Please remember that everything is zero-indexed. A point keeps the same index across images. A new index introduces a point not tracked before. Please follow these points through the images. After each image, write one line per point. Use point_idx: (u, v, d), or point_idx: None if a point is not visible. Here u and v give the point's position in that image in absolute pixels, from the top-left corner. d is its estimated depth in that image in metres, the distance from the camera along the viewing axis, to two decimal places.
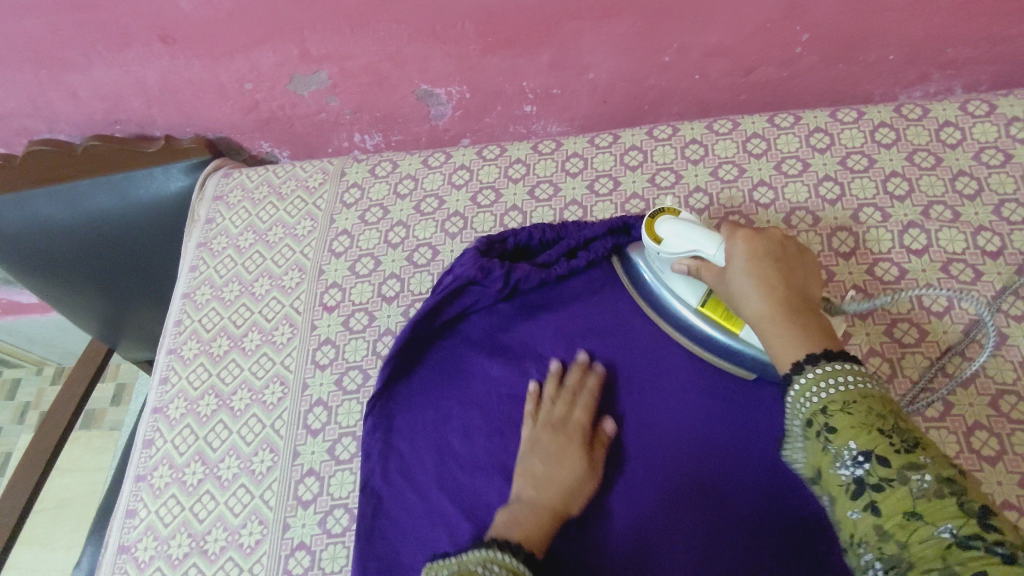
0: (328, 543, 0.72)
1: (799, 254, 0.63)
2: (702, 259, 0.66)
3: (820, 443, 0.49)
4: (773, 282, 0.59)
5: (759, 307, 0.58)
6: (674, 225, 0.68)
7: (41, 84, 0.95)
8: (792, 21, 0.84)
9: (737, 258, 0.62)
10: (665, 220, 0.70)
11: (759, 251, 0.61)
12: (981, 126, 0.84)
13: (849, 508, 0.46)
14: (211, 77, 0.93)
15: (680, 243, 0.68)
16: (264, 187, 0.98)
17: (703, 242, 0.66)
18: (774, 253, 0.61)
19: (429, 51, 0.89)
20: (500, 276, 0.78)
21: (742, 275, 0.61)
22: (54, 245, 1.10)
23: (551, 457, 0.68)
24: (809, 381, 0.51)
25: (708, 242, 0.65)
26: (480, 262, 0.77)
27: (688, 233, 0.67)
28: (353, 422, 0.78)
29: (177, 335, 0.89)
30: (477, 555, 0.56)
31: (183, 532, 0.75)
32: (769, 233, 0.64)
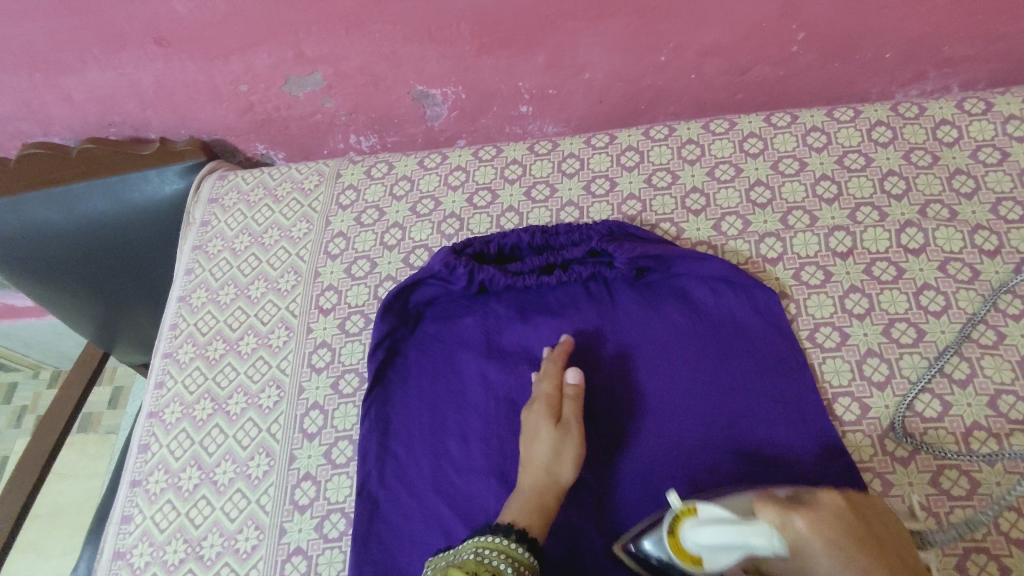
0: (325, 547, 0.71)
1: (854, 503, 0.52)
2: (755, 560, 0.49)
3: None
4: None
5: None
6: (702, 528, 0.51)
7: (34, 87, 0.94)
8: (788, 20, 0.84)
9: (814, 559, 0.47)
10: (697, 522, 0.52)
11: (842, 543, 0.47)
12: (978, 124, 0.84)
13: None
14: (206, 79, 0.93)
15: (715, 553, 0.51)
16: (260, 189, 0.97)
17: (749, 534, 0.49)
18: (863, 538, 0.48)
19: (425, 52, 0.89)
20: (465, 274, 0.79)
21: (827, 562, 0.46)
22: (49, 249, 1.10)
23: (527, 440, 0.69)
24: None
25: (749, 539, 0.49)
26: (445, 258, 0.80)
27: (720, 530, 0.50)
28: (349, 425, 0.78)
29: (173, 339, 0.89)
30: (473, 544, 0.59)
31: (179, 538, 0.75)
32: (818, 500, 0.50)
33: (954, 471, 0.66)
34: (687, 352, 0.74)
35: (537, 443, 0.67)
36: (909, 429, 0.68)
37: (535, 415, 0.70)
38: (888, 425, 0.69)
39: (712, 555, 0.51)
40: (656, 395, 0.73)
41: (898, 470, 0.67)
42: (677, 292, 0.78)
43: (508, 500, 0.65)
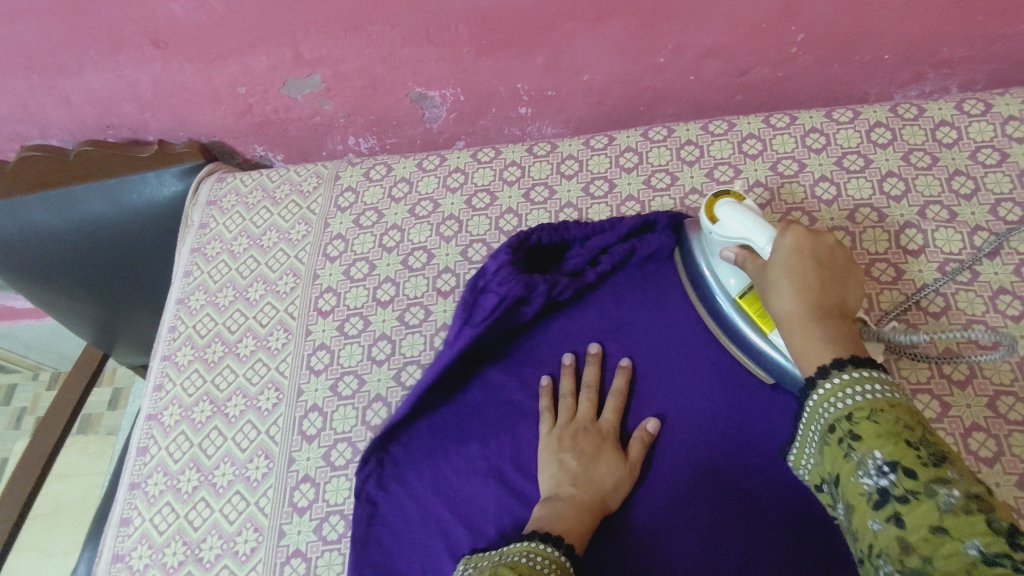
0: (324, 550, 0.71)
1: (849, 269, 0.62)
2: (751, 249, 0.66)
3: (843, 450, 0.49)
4: (810, 314, 0.57)
5: (799, 305, 0.58)
6: (727, 208, 0.68)
7: (32, 90, 0.94)
8: (787, 22, 0.84)
9: (778, 258, 0.62)
10: (727, 203, 0.69)
11: (802, 253, 0.60)
12: (977, 125, 0.84)
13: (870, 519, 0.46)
14: (204, 80, 0.93)
15: (733, 225, 0.67)
16: (258, 191, 0.97)
17: (756, 230, 0.65)
18: (816, 262, 0.60)
19: (423, 53, 0.89)
20: (545, 292, 0.75)
21: (782, 275, 0.60)
22: (48, 251, 1.10)
23: (584, 456, 0.68)
24: (831, 386, 0.52)
25: (756, 231, 0.65)
26: (522, 278, 0.74)
27: (745, 218, 0.66)
28: (348, 427, 0.77)
29: (171, 341, 0.88)
30: (520, 546, 0.57)
31: (178, 540, 0.75)
32: (825, 242, 0.62)
33: None
34: (686, 352, 0.74)
35: (600, 467, 0.67)
36: None
37: (596, 438, 0.69)
38: None
39: (733, 223, 0.67)
40: (657, 396, 0.73)
41: None
42: (678, 293, 0.78)
43: (560, 507, 0.64)
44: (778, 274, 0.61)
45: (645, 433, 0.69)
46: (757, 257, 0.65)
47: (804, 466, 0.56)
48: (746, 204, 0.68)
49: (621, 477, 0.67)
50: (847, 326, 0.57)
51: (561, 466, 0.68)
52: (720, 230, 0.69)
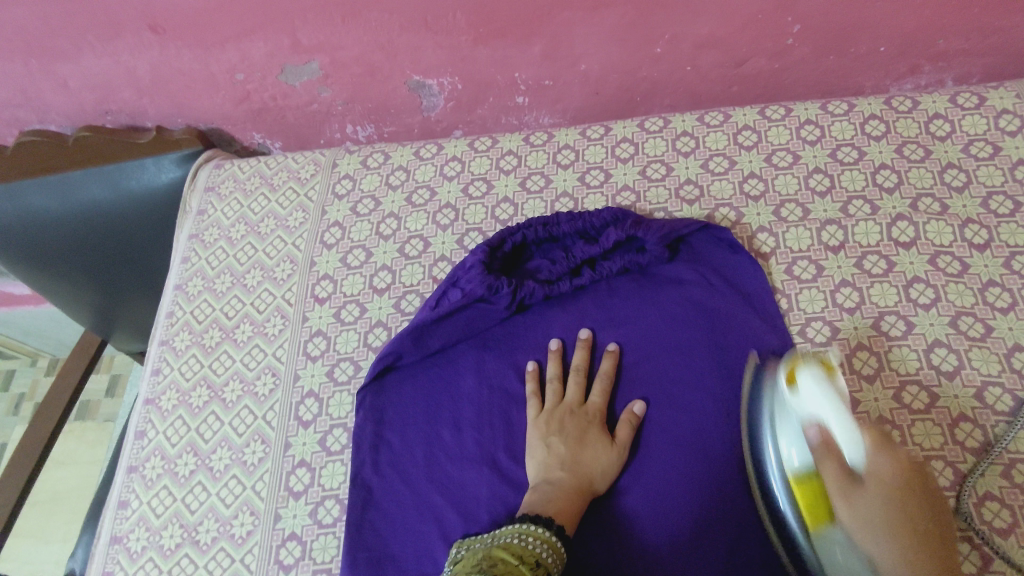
0: (319, 533, 0.72)
1: (926, 480, 0.55)
2: (829, 434, 0.55)
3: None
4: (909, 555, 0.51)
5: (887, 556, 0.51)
6: (811, 381, 0.57)
7: (30, 75, 0.94)
8: (783, 13, 0.84)
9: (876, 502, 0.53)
10: (811, 372, 0.57)
11: (888, 484, 0.53)
12: (971, 118, 0.84)
13: None
14: (202, 67, 0.93)
15: (812, 403, 0.56)
16: (256, 178, 0.97)
17: (840, 415, 0.54)
18: (912, 530, 0.52)
19: (421, 42, 0.89)
20: (509, 294, 0.78)
21: (869, 528, 0.52)
22: (47, 238, 1.10)
23: (573, 440, 0.69)
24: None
25: (839, 421, 0.54)
26: (486, 280, 0.78)
27: (827, 402, 0.55)
28: (344, 413, 0.78)
29: (169, 327, 0.89)
30: (512, 528, 0.59)
31: (175, 523, 0.75)
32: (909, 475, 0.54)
33: (939, 462, 0.67)
34: (679, 341, 0.75)
35: (589, 449, 0.68)
36: (897, 421, 0.69)
37: (584, 421, 0.70)
38: (876, 418, 0.70)
39: (813, 400, 0.56)
40: (650, 383, 0.74)
41: None
42: (672, 283, 0.79)
43: (549, 491, 0.65)
44: (868, 514, 0.52)
45: (632, 416, 0.71)
46: (851, 467, 0.54)
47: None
48: (835, 376, 0.57)
49: (609, 459, 0.68)
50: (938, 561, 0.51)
51: (549, 449, 0.69)
52: (796, 404, 0.58)
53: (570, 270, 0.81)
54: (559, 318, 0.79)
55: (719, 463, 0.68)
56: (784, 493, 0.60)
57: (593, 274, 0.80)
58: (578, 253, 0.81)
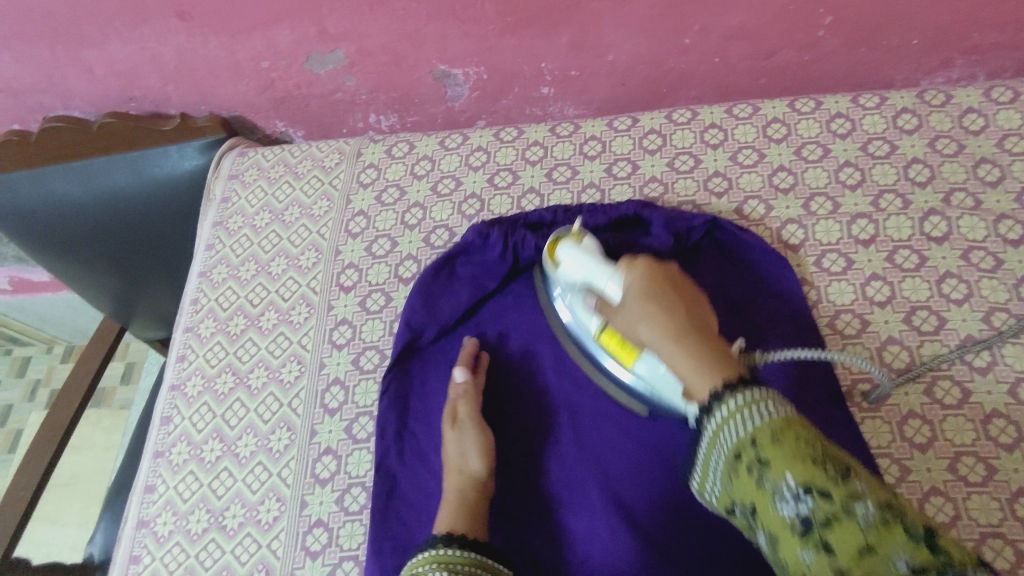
0: (345, 520, 0.72)
1: (686, 284, 0.61)
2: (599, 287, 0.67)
3: (754, 480, 0.43)
4: (673, 326, 0.55)
5: (657, 333, 0.55)
6: (569, 249, 0.70)
7: (57, 60, 0.94)
8: (815, 5, 0.83)
9: (630, 292, 0.60)
10: (565, 245, 0.72)
11: (635, 284, 0.60)
12: (1005, 112, 0.83)
13: (799, 548, 0.40)
14: (228, 54, 0.93)
15: (575, 269, 0.69)
16: (280, 166, 0.97)
17: (596, 271, 0.67)
18: (663, 308, 0.56)
19: (448, 30, 0.88)
20: (500, 240, 0.80)
21: (640, 310, 0.58)
22: (71, 224, 1.10)
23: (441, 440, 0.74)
24: (726, 413, 0.46)
25: (600, 273, 0.66)
26: (478, 228, 0.81)
27: (585, 262, 0.68)
28: (370, 401, 0.78)
29: (194, 314, 0.89)
30: (426, 557, 0.59)
31: (202, 508, 0.76)
32: (666, 270, 0.62)
33: (971, 458, 0.66)
34: None
35: (461, 451, 0.71)
36: (928, 416, 0.69)
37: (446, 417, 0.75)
38: (907, 412, 0.69)
39: (570, 267, 0.70)
40: None
41: (916, 456, 0.67)
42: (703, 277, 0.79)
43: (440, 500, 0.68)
44: (637, 303, 0.58)
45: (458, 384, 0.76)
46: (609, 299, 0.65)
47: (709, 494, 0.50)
48: (584, 241, 0.71)
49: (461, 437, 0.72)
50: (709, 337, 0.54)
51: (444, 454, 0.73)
52: (564, 273, 0.71)
53: None
54: None
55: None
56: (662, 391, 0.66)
57: None
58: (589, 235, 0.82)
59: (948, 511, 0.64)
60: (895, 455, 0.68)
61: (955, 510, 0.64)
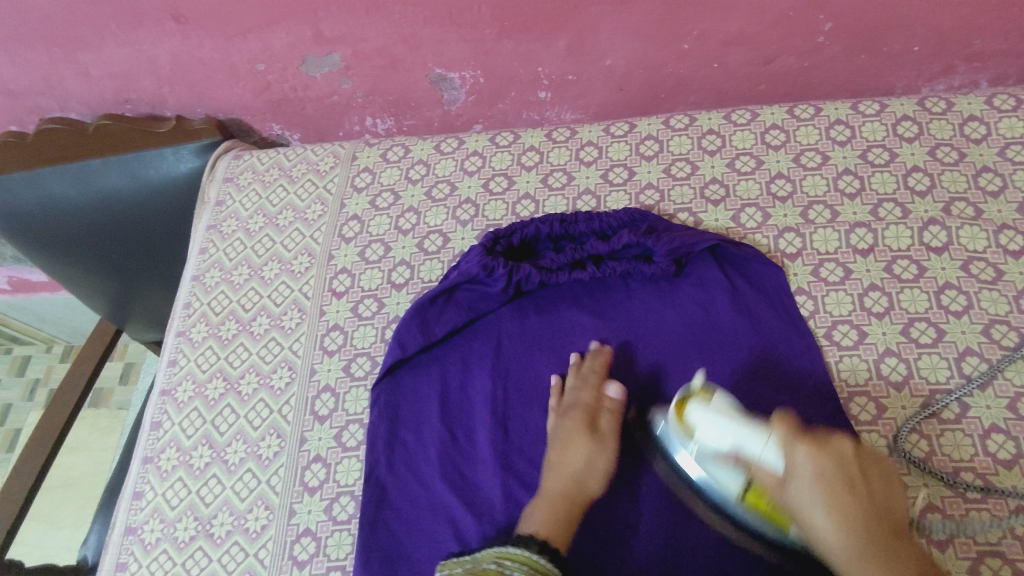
0: (334, 530, 0.72)
1: (862, 458, 0.57)
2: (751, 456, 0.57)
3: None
4: (848, 514, 0.54)
5: (841, 544, 0.54)
6: (699, 412, 0.61)
7: (52, 62, 0.94)
8: (816, 10, 0.82)
9: (802, 480, 0.55)
10: (696, 405, 0.62)
11: (840, 468, 0.55)
12: (1007, 121, 0.82)
13: None
14: (223, 57, 0.92)
15: (711, 432, 0.60)
16: (275, 169, 0.97)
17: (750, 437, 0.57)
18: (847, 480, 0.55)
19: (444, 35, 0.88)
20: (505, 275, 0.78)
21: (814, 494, 0.54)
22: (67, 225, 1.10)
23: (559, 444, 0.70)
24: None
25: (750, 442, 0.57)
26: (483, 260, 0.77)
27: (723, 423, 0.59)
28: (360, 409, 0.77)
29: (186, 318, 0.88)
30: (490, 553, 0.61)
31: (190, 515, 0.75)
32: (838, 441, 0.57)
33: (968, 474, 0.65)
34: (700, 344, 0.74)
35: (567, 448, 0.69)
36: (925, 430, 0.68)
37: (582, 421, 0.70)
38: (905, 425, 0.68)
39: (705, 428, 0.60)
40: (666, 391, 0.73)
41: (913, 471, 0.66)
42: (699, 284, 0.78)
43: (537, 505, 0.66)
44: (811, 498, 0.55)
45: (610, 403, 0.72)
46: (768, 470, 0.56)
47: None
48: (712, 399, 0.62)
49: (589, 453, 0.69)
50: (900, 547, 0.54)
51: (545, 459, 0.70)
52: (701, 439, 0.61)
53: (574, 262, 0.81)
54: (578, 319, 0.79)
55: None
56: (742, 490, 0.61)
57: (595, 269, 0.79)
58: (587, 247, 0.80)
59: None
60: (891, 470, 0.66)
61: None
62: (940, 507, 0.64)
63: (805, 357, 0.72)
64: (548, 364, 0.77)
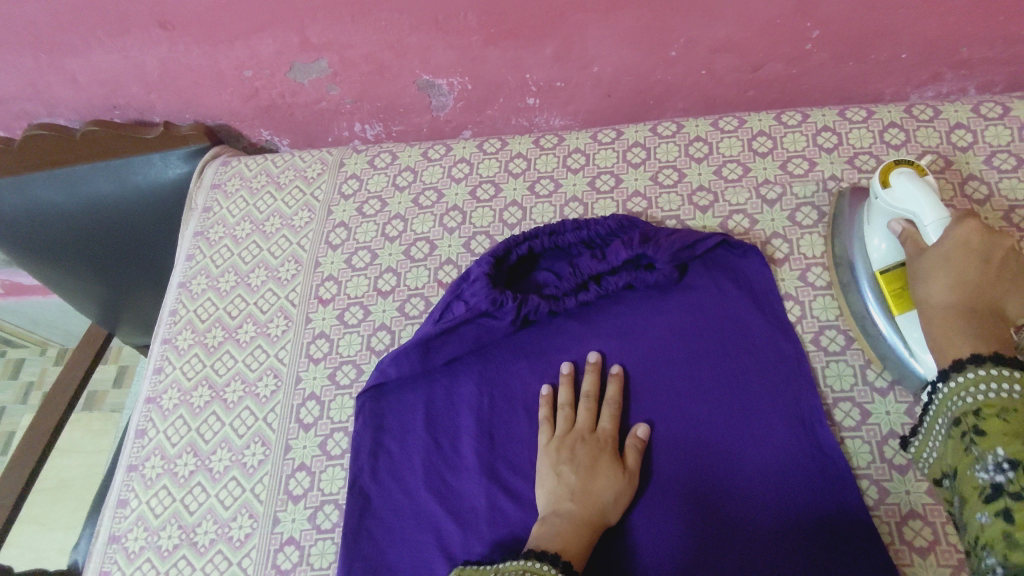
0: (318, 538, 0.72)
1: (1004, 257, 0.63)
2: (918, 225, 0.66)
3: (968, 445, 0.54)
4: (958, 302, 0.62)
5: (956, 297, 0.62)
6: (908, 181, 0.67)
7: (39, 68, 0.94)
8: (802, 18, 0.82)
9: (944, 250, 0.63)
10: (906, 173, 0.68)
11: (975, 246, 0.62)
12: (994, 129, 0.82)
13: (978, 511, 0.51)
14: (211, 63, 0.92)
15: (900, 200, 0.67)
16: (262, 176, 0.96)
17: (926, 207, 0.65)
18: (982, 253, 0.62)
19: (431, 41, 0.88)
20: (514, 309, 0.76)
21: (940, 260, 0.63)
22: (55, 230, 1.10)
23: (582, 467, 0.67)
24: (969, 380, 0.57)
25: (936, 216, 0.65)
26: (491, 294, 0.76)
27: (914, 196, 0.66)
28: (345, 417, 0.77)
29: (172, 325, 0.88)
30: (516, 565, 0.57)
31: (174, 524, 0.75)
32: (1000, 238, 0.63)
33: None
34: (686, 350, 0.74)
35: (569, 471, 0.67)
36: None
37: (595, 448, 0.68)
38: (888, 432, 0.69)
39: (903, 199, 0.67)
40: (652, 395, 0.73)
41: (895, 477, 0.66)
42: (686, 289, 0.78)
43: (557, 524, 0.63)
44: (941, 259, 0.63)
45: (638, 440, 0.69)
46: (922, 237, 0.66)
47: (926, 452, 0.61)
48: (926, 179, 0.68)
49: (617, 484, 0.66)
50: (988, 325, 0.61)
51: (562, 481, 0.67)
52: (886, 201, 0.69)
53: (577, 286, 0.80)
54: (566, 326, 0.79)
55: (730, 499, 0.66)
56: (890, 331, 0.69)
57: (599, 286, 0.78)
58: (584, 267, 0.79)
59: (926, 536, 0.63)
60: (874, 476, 0.67)
61: (933, 535, 0.63)
62: (922, 514, 0.64)
63: (790, 365, 0.72)
64: (534, 371, 0.77)
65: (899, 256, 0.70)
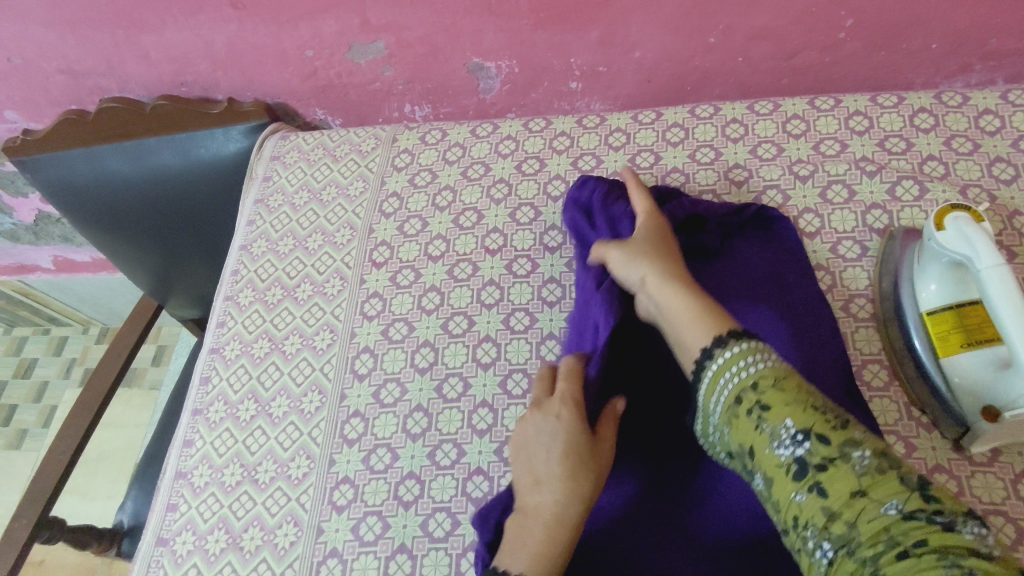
0: (371, 478, 0.76)
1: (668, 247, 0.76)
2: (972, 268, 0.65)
3: (754, 423, 0.55)
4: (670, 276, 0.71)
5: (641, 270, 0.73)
6: (965, 225, 0.66)
7: (116, 44, 1.01)
8: (837, 7, 0.87)
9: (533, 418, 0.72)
10: (963, 218, 0.67)
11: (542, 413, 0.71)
12: (1021, 114, 0.86)
13: (792, 490, 0.52)
14: (275, 42, 0.99)
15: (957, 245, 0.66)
16: (320, 149, 1.02)
17: (982, 250, 0.64)
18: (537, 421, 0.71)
19: (483, 25, 0.93)
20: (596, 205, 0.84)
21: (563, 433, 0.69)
22: (118, 200, 1.16)
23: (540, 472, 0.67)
24: (724, 361, 0.60)
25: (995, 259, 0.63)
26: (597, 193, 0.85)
27: (972, 240, 0.65)
28: (397, 368, 0.83)
29: (234, 283, 0.94)
30: None
31: (236, 462, 0.80)
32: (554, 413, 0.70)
33: None
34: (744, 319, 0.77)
35: (551, 456, 0.67)
36: None
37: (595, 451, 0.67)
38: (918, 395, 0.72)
39: (961, 240, 0.66)
40: None
41: (922, 434, 0.70)
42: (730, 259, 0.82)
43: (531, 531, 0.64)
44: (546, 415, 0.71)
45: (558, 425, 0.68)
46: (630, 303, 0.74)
47: (710, 435, 0.62)
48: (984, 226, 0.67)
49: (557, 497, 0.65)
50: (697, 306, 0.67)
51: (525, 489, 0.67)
52: (944, 243, 0.68)
53: None
54: None
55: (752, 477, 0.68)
56: (935, 375, 0.69)
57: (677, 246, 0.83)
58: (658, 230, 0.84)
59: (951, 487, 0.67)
60: (901, 432, 0.70)
61: (958, 487, 0.67)
62: (947, 468, 0.68)
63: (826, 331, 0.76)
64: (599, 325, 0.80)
65: (952, 300, 0.69)
